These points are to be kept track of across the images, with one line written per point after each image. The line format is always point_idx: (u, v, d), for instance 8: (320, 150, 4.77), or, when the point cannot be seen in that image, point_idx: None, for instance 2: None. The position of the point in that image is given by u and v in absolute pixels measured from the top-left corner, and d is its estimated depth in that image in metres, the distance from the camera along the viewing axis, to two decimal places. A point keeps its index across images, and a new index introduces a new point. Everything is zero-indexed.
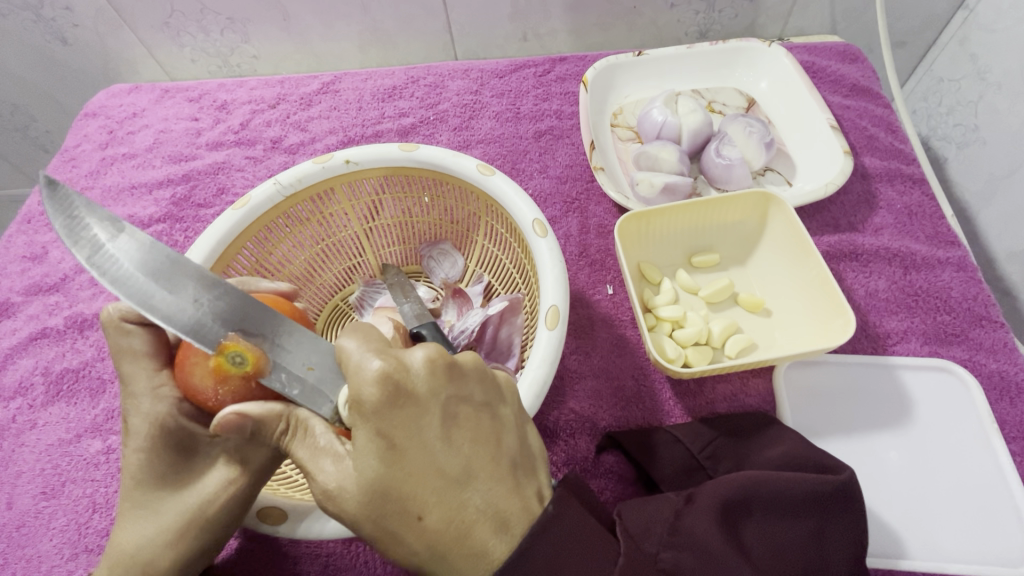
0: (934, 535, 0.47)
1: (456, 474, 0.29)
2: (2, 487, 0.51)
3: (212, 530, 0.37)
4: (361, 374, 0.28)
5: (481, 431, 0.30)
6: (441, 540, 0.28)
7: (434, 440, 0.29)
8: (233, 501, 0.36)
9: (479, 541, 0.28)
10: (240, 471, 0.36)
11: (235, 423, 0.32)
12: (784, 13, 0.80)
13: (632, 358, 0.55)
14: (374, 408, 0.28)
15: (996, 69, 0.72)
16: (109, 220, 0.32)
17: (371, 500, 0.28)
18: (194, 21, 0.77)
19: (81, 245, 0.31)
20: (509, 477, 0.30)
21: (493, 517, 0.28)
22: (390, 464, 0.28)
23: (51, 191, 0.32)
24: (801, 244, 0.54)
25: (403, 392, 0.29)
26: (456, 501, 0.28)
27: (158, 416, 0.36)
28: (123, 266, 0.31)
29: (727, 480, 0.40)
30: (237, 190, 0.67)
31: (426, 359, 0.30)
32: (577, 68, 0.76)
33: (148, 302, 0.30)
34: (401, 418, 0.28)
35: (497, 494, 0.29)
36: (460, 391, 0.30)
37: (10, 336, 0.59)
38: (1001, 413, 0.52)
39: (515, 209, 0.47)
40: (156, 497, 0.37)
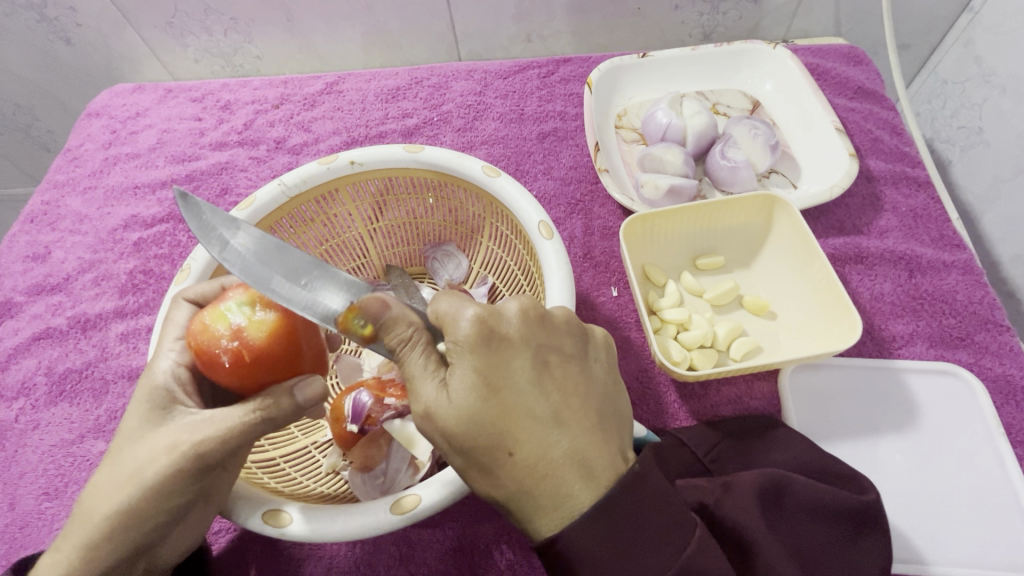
0: (941, 539, 0.47)
1: (548, 417, 0.31)
2: (5, 487, 0.51)
3: (146, 499, 0.34)
4: (460, 319, 0.31)
5: (569, 380, 0.32)
6: (528, 475, 0.30)
7: (528, 382, 0.31)
8: (176, 470, 0.33)
9: (563, 483, 0.30)
10: (192, 437, 0.33)
11: (379, 308, 0.32)
12: (788, 15, 0.80)
13: (636, 361, 0.55)
14: (471, 347, 0.30)
15: (1000, 72, 0.72)
16: (230, 221, 0.36)
17: (469, 432, 0.30)
18: (197, 21, 0.77)
19: (211, 241, 0.35)
20: (595, 425, 0.31)
21: (578, 462, 0.30)
22: (487, 399, 0.30)
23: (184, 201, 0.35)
24: (807, 246, 0.53)
25: (498, 336, 0.31)
26: (544, 441, 0.30)
27: (155, 370, 0.36)
28: (246, 255, 0.34)
29: (760, 478, 0.40)
30: (240, 190, 0.67)
31: (519, 309, 0.32)
32: (581, 69, 0.76)
33: (267, 281, 0.33)
34: (496, 358, 0.31)
35: (583, 441, 0.31)
36: (549, 342, 0.33)
37: (13, 336, 0.59)
38: (1007, 417, 0.52)
39: (521, 209, 0.46)
40: (116, 447, 0.35)
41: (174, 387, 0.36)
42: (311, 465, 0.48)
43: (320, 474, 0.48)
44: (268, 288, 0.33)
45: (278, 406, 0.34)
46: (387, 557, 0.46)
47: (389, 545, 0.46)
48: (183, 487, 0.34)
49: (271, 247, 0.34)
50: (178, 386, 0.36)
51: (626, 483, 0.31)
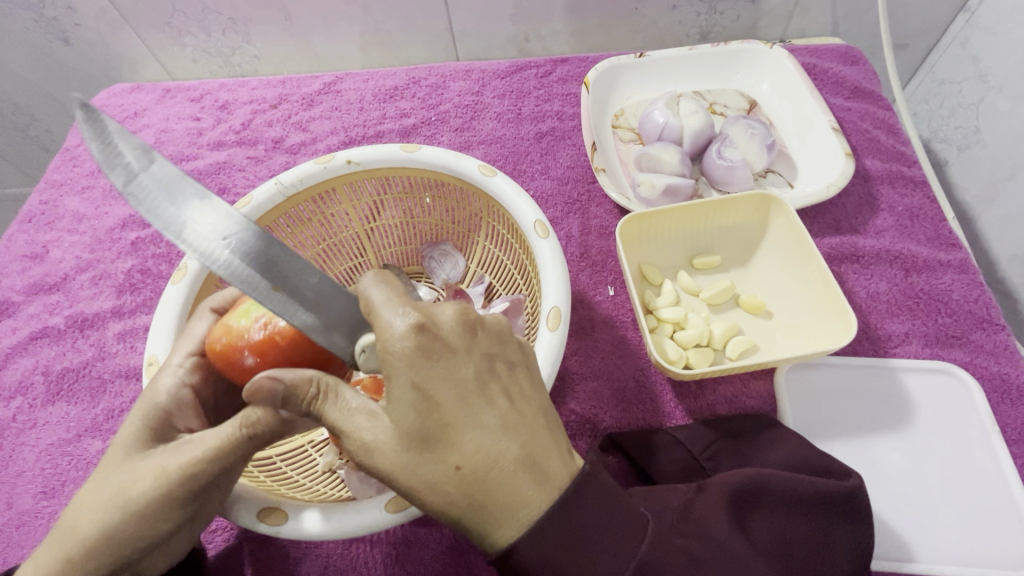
0: (936, 537, 0.47)
1: (493, 425, 0.29)
2: (2, 486, 0.51)
3: (126, 522, 0.33)
4: (393, 328, 0.29)
5: (514, 386, 0.31)
6: (476, 489, 0.28)
7: (470, 391, 0.29)
8: (160, 495, 0.33)
9: (514, 491, 0.29)
10: (177, 461, 0.32)
11: (268, 388, 0.30)
12: (785, 15, 0.80)
13: (633, 360, 0.55)
14: (408, 358, 0.28)
15: (997, 72, 0.72)
16: (143, 151, 0.30)
17: (410, 449, 0.29)
18: (195, 21, 0.77)
19: (120, 174, 0.29)
20: (544, 428, 0.31)
21: (529, 468, 0.29)
22: (427, 413, 0.29)
23: (87, 118, 0.31)
24: (802, 245, 0.54)
25: (437, 344, 0.29)
26: (492, 449, 0.29)
27: (156, 386, 0.37)
28: (155, 192, 0.28)
29: (742, 473, 0.41)
30: (238, 189, 0.67)
31: (457, 313, 0.31)
32: (578, 69, 0.76)
33: (179, 231, 0.28)
34: (436, 368, 0.29)
35: (532, 445, 0.30)
36: (492, 347, 0.31)
37: (11, 335, 0.59)
38: (1002, 415, 0.52)
39: (516, 208, 0.47)
40: (106, 465, 0.35)
41: (173, 409, 0.36)
42: (308, 463, 0.49)
43: (316, 472, 0.48)
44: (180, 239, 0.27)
45: (259, 426, 0.31)
46: (382, 556, 0.46)
47: (385, 544, 0.47)
48: (164, 514, 0.33)
49: (189, 190, 0.29)
50: (177, 409, 0.37)
51: (578, 483, 0.30)
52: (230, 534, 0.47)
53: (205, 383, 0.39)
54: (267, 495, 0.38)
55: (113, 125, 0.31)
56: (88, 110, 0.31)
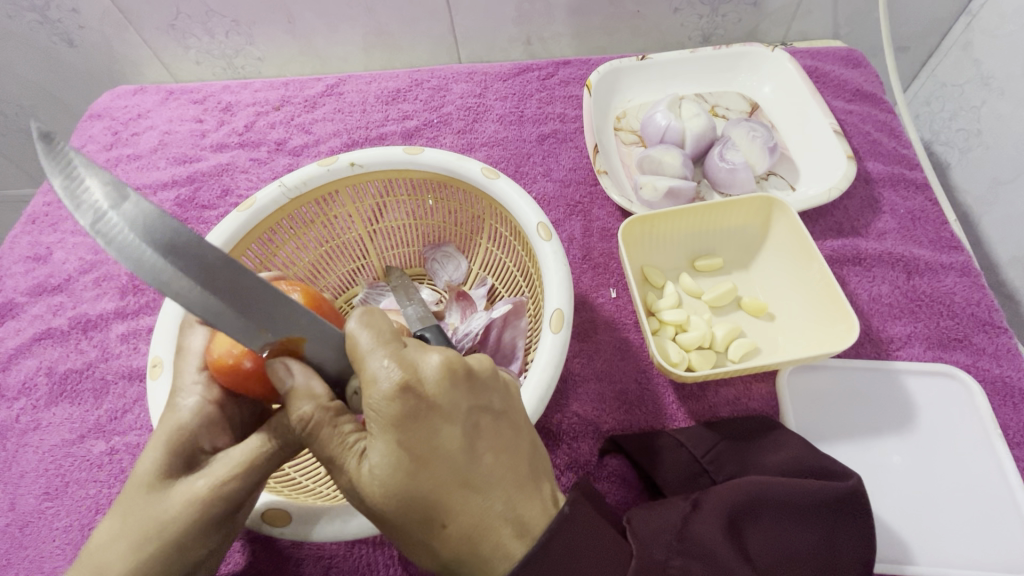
0: (938, 540, 0.47)
1: (477, 481, 0.30)
2: (5, 487, 0.51)
3: (165, 552, 0.32)
4: (378, 384, 0.29)
5: (499, 439, 0.32)
6: (463, 545, 0.30)
7: (457, 449, 0.30)
8: (199, 516, 0.32)
9: (500, 545, 0.29)
10: (210, 477, 0.32)
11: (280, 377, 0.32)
12: (787, 18, 0.80)
13: (635, 362, 0.55)
14: (393, 419, 0.29)
15: (998, 75, 0.72)
16: (114, 185, 0.25)
17: (397, 505, 0.30)
18: (199, 23, 0.78)
19: (84, 205, 0.24)
20: (527, 480, 0.32)
21: (514, 523, 0.30)
22: (414, 472, 0.29)
23: (47, 146, 0.26)
24: (804, 248, 0.54)
25: (421, 402, 0.30)
26: (478, 508, 0.30)
27: (176, 407, 0.36)
28: (139, 234, 0.24)
29: (734, 487, 0.41)
30: (241, 191, 0.68)
31: (442, 364, 0.30)
32: (580, 72, 0.76)
33: (165, 279, 0.25)
34: (420, 427, 0.29)
35: (516, 498, 0.31)
36: (478, 400, 0.31)
37: (15, 336, 0.60)
38: (1004, 418, 0.52)
39: (519, 211, 0.47)
40: (129, 496, 0.33)
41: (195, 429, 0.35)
42: (310, 465, 0.49)
43: (319, 474, 0.48)
44: (166, 289, 0.25)
45: (287, 434, 0.33)
46: (386, 557, 0.46)
47: (389, 546, 0.47)
48: (203, 535, 0.33)
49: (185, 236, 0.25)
50: (198, 429, 0.35)
51: (555, 527, 0.31)
52: (232, 535, 0.47)
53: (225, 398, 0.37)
54: (273, 496, 0.38)
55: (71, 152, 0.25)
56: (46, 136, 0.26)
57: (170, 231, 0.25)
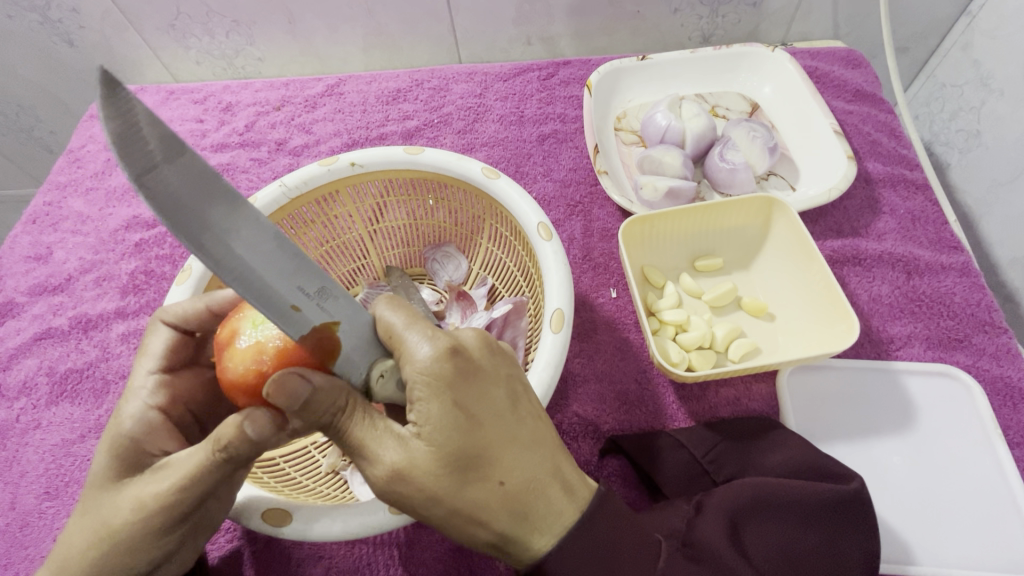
0: (939, 541, 0.47)
1: (524, 441, 0.32)
2: (5, 486, 0.51)
3: (119, 554, 0.33)
4: (424, 352, 0.30)
5: (537, 406, 0.34)
6: (519, 503, 0.31)
7: (504, 410, 0.31)
8: (143, 525, 0.32)
9: (551, 503, 0.32)
10: (154, 490, 0.32)
11: (293, 386, 0.29)
12: (786, 18, 0.81)
13: (635, 362, 0.55)
14: (447, 382, 0.30)
15: (998, 76, 0.72)
16: (170, 138, 0.24)
17: (454, 469, 0.30)
18: (199, 23, 0.78)
19: (136, 154, 0.23)
20: (562, 443, 0.34)
21: (560, 481, 0.33)
22: (469, 432, 0.30)
23: (109, 90, 0.23)
24: (804, 248, 0.54)
25: (471, 366, 0.31)
26: (529, 466, 0.31)
27: (121, 414, 0.36)
28: (184, 192, 0.25)
29: (738, 488, 0.41)
30: (242, 191, 0.68)
31: (478, 335, 0.32)
32: (581, 72, 0.76)
33: (203, 240, 0.25)
34: (472, 389, 0.30)
35: (558, 458, 0.33)
36: (513, 368, 0.33)
37: (15, 336, 0.60)
38: (1004, 418, 0.52)
39: (520, 211, 0.47)
40: (87, 498, 0.34)
41: (141, 433, 0.35)
42: (309, 464, 0.49)
43: (320, 473, 0.48)
44: (203, 250, 0.25)
45: (230, 447, 0.31)
46: (386, 557, 0.46)
47: (389, 545, 0.47)
48: (154, 540, 0.33)
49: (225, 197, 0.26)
50: (146, 433, 0.35)
51: (601, 497, 0.34)
52: (232, 535, 0.47)
53: (173, 402, 0.38)
54: (273, 496, 0.38)
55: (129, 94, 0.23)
56: (107, 75, 0.22)
57: (209, 186, 0.26)
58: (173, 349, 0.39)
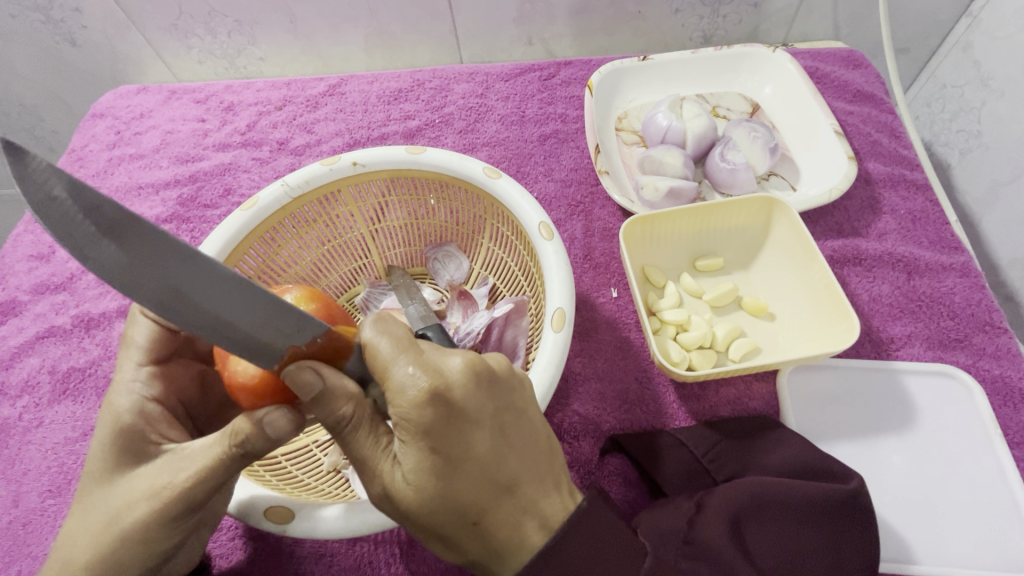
0: (939, 540, 0.47)
1: (502, 481, 0.31)
2: (7, 485, 0.51)
3: (134, 545, 0.33)
4: (405, 391, 0.30)
5: (524, 436, 0.33)
6: (493, 540, 0.31)
7: (484, 449, 0.31)
8: (156, 517, 0.32)
9: (525, 543, 0.31)
10: (167, 480, 0.32)
11: (309, 382, 0.29)
12: (787, 19, 0.81)
13: (636, 361, 0.55)
14: (426, 426, 0.30)
15: (999, 76, 0.72)
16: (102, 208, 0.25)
17: (429, 508, 0.31)
18: (202, 23, 0.78)
19: (74, 230, 0.25)
20: (551, 472, 0.34)
21: (539, 520, 0.32)
22: (445, 474, 0.30)
23: (20, 163, 0.24)
24: (805, 248, 0.54)
25: (451, 406, 0.30)
26: (506, 505, 0.31)
27: (117, 405, 0.36)
28: (136, 259, 0.26)
29: (739, 487, 0.41)
30: (243, 191, 0.68)
31: (465, 367, 0.31)
32: (582, 72, 0.76)
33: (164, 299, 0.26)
34: (451, 431, 0.30)
35: (539, 494, 0.32)
36: (502, 401, 0.32)
37: (17, 335, 0.60)
38: (1004, 418, 0.52)
39: (521, 212, 0.47)
40: (90, 492, 0.34)
41: (141, 423, 0.35)
42: (311, 463, 0.49)
43: (320, 472, 0.48)
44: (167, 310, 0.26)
45: (247, 443, 0.31)
46: (387, 554, 0.46)
47: (389, 543, 0.47)
48: (169, 530, 0.33)
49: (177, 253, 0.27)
50: (148, 423, 0.35)
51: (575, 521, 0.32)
52: (234, 533, 0.47)
53: (166, 392, 0.38)
54: (276, 494, 0.38)
55: (45, 166, 0.24)
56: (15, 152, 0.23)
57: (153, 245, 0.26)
58: (158, 340, 0.39)
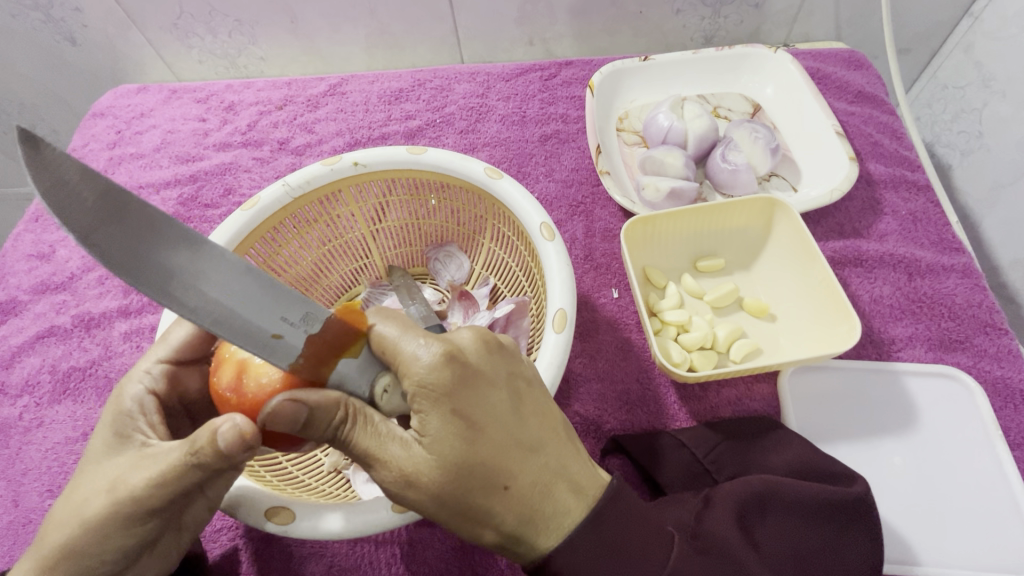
0: (940, 542, 0.47)
1: (526, 443, 0.32)
2: (8, 485, 0.51)
3: (89, 538, 0.33)
4: (422, 360, 0.30)
5: (539, 402, 0.33)
6: (526, 506, 0.31)
7: (505, 412, 0.31)
8: (112, 513, 0.32)
9: (558, 503, 0.32)
10: (130, 478, 0.32)
11: (291, 409, 0.29)
12: (788, 19, 0.81)
13: (637, 362, 0.55)
14: (448, 390, 0.30)
15: (1000, 77, 0.72)
16: (110, 191, 0.25)
17: (456, 477, 0.30)
18: (202, 22, 0.78)
19: (80, 214, 0.24)
20: (568, 435, 0.34)
21: (567, 481, 0.33)
22: (471, 439, 0.30)
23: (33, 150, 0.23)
24: (806, 249, 0.54)
25: (469, 370, 0.31)
26: (535, 467, 0.31)
27: (126, 393, 0.37)
28: (139, 243, 0.26)
29: (748, 485, 0.41)
30: (244, 190, 0.68)
31: (476, 336, 0.32)
32: (583, 73, 0.76)
33: (169, 287, 0.26)
34: (473, 394, 0.30)
35: (564, 456, 0.33)
36: (513, 368, 0.33)
37: (17, 334, 0.60)
38: (1005, 420, 0.52)
39: (523, 212, 0.47)
40: (79, 472, 0.35)
41: (139, 414, 0.36)
42: (312, 463, 0.49)
43: (321, 472, 0.48)
44: (171, 298, 0.26)
45: (201, 454, 0.30)
46: (388, 555, 0.46)
47: (390, 544, 0.47)
48: (125, 530, 0.33)
49: (180, 239, 0.27)
50: (143, 414, 0.36)
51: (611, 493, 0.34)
52: (235, 533, 0.47)
53: (172, 392, 0.39)
54: (277, 495, 0.38)
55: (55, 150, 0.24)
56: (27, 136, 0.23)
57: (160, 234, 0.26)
58: (188, 341, 0.40)
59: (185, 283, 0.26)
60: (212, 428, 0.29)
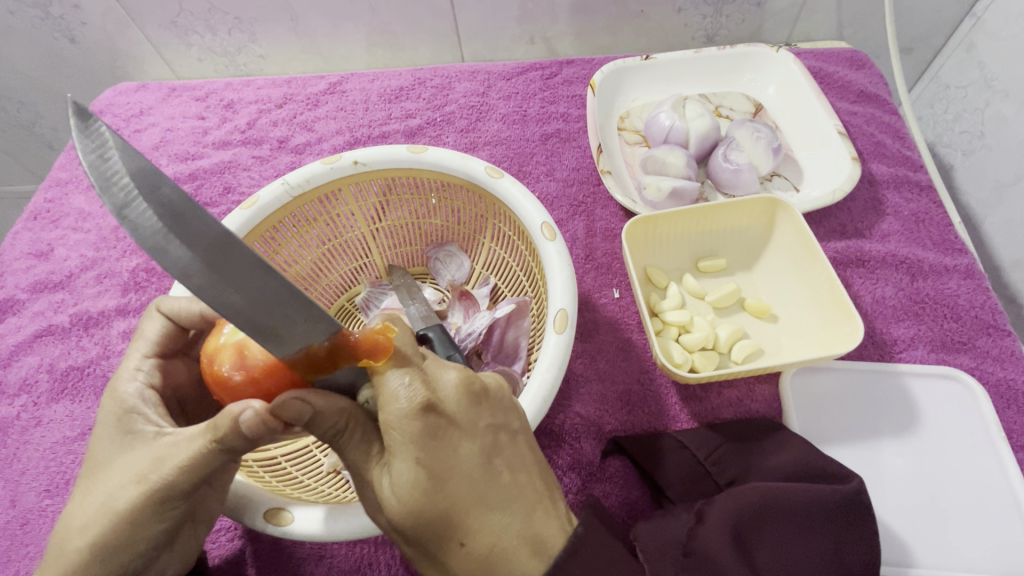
0: (941, 544, 0.47)
1: (492, 499, 0.31)
2: (5, 485, 0.51)
3: (123, 530, 0.33)
4: (398, 404, 0.31)
5: (519, 456, 0.33)
6: (481, 564, 0.31)
7: (475, 466, 0.31)
8: (145, 503, 0.32)
9: (517, 567, 0.31)
10: (154, 467, 0.32)
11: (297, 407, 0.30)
12: (790, 19, 0.80)
13: (638, 362, 0.55)
14: (415, 438, 0.30)
15: (1003, 77, 0.72)
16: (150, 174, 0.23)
17: (415, 523, 0.31)
18: (202, 20, 0.77)
19: (117, 190, 0.23)
20: (543, 496, 0.34)
21: (532, 543, 0.31)
22: (432, 489, 0.30)
23: (81, 122, 0.22)
24: (810, 250, 0.53)
25: (444, 421, 0.31)
26: (496, 527, 0.31)
27: (121, 393, 0.36)
28: (171, 226, 0.23)
29: (741, 494, 0.41)
30: (243, 189, 0.67)
31: (461, 380, 0.32)
32: (584, 72, 0.76)
33: (189, 274, 0.24)
34: (440, 445, 0.31)
35: (532, 517, 0.32)
36: (498, 420, 0.33)
37: (15, 333, 0.60)
38: (1008, 422, 0.52)
39: (524, 211, 0.46)
40: (90, 474, 0.34)
41: (143, 408, 0.35)
42: (311, 463, 0.48)
43: (321, 473, 0.47)
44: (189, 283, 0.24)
45: (225, 438, 0.30)
46: (387, 556, 0.46)
47: (389, 545, 0.47)
48: (155, 515, 0.33)
49: (210, 232, 0.24)
50: (148, 407, 0.35)
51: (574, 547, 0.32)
52: (234, 534, 0.47)
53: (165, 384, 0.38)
54: (276, 494, 0.38)
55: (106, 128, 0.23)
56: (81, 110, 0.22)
57: (194, 222, 0.24)
58: (167, 335, 0.39)
59: (208, 274, 0.24)
60: (230, 416, 0.30)
